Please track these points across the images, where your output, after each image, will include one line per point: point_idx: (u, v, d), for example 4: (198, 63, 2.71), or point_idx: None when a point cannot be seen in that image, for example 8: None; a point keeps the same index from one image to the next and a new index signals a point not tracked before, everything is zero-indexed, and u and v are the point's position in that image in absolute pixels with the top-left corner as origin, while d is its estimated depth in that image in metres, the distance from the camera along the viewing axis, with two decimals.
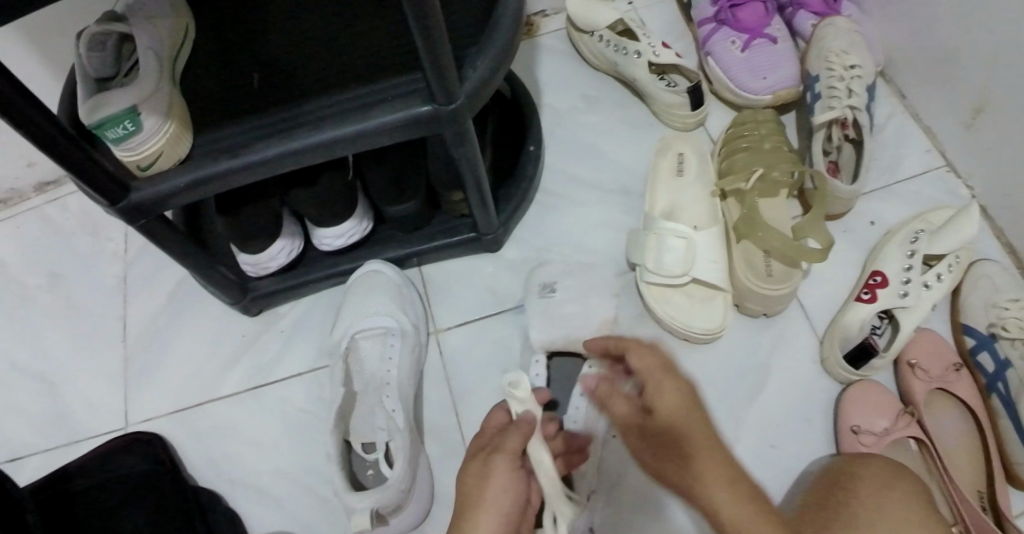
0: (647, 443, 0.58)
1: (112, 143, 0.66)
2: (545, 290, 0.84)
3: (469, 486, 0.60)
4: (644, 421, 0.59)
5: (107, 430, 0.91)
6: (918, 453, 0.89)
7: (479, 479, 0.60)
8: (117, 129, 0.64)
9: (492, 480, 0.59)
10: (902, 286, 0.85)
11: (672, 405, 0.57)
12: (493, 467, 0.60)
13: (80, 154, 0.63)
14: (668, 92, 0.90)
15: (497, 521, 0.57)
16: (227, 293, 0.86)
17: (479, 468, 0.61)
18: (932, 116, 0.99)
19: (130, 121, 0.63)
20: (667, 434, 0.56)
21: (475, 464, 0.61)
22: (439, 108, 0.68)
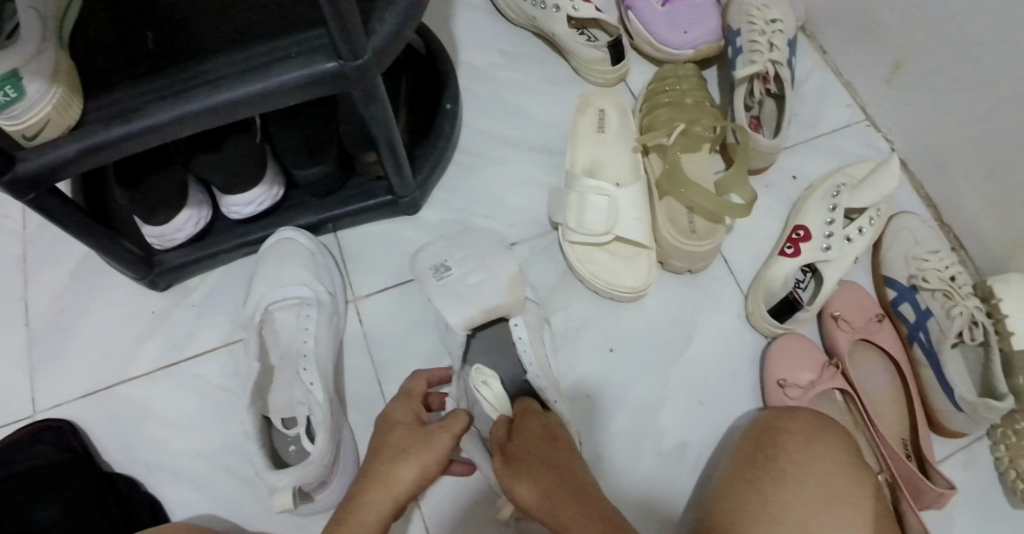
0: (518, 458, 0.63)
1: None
2: (439, 273, 0.79)
3: (402, 444, 0.66)
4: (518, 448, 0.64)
5: (10, 421, 0.85)
6: (843, 403, 0.90)
7: (416, 440, 0.66)
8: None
9: (423, 444, 0.65)
10: (825, 240, 0.86)
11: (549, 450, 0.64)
12: (428, 436, 0.65)
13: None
14: (587, 47, 0.88)
15: (416, 470, 0.63)
16: (132, 268, 0.81)
17: (402, 438, 0.66)
18: (852, 71, 1.00)
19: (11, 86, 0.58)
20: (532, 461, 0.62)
21: (401, 433, 0.67)
22: (343, 65, 0.64)
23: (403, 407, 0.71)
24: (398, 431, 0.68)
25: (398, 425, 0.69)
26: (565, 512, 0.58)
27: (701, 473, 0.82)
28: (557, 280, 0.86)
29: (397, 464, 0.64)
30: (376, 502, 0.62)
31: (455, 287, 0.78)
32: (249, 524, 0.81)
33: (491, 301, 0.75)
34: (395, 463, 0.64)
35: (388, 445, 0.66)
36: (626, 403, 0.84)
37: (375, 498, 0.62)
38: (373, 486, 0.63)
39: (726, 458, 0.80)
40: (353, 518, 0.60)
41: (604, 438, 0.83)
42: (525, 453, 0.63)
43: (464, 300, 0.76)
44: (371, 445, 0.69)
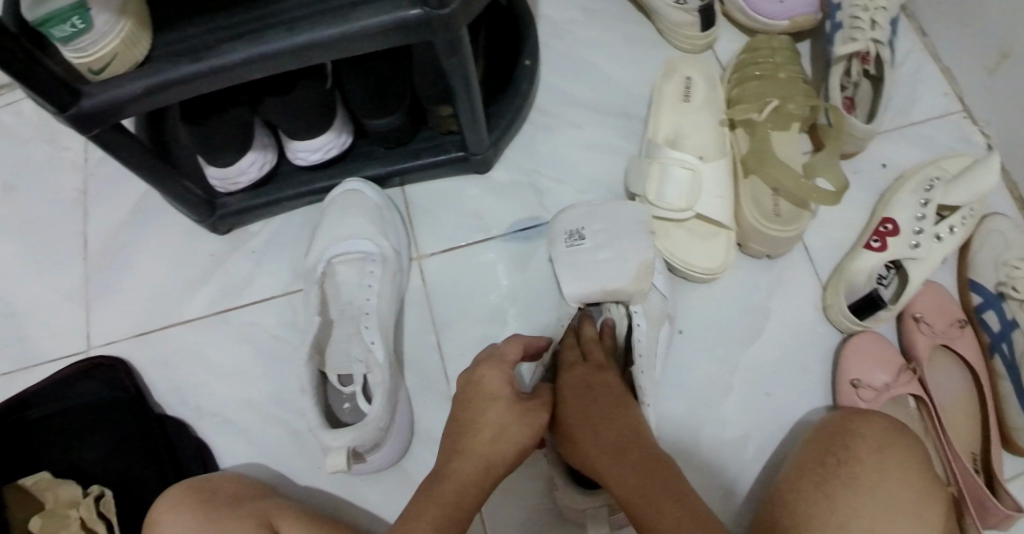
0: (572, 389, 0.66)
1: (58, 41, 0.58)
2: (572, 239, 0.77)
3: (496, 420, 0.62)
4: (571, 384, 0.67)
5: (65, 356, 0.85)
6: (915, 410, 0.84)
7: (519, 417, 0.62)
8: (64, 27, 0.57)
9: (521, 423, 0.62)
10: (914, 237, 0.80)
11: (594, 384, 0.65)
12: (523, 415, 0.62)
13: (18, 54, 0.55)
14: (676, 9, 0.83)
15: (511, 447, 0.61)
16: (193, 209, 0.79)
17: (495, 413, 0.62)
18: (954, 56, 0.92)
19: (78, 17, 0.56)
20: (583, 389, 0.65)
21: (495, 410, 0.62)
22: (429, 12, 0.60)
23: (497, 375, 0.65)
24: (493, 405, 0.63)
25: (490, 395, 0.64)
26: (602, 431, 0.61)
27: (763, 467, 0.78)
28: None
29: (495, 447, 0.61)
30: (466, 479, 0.59)
31: (581, 260, 0.76)
32: (296, 477, 0.80)
33: (611, 284, 0.73)
34: (494, 442, 0.61)
35: (482, 419, 0.62)
36: (689, 389, 0.80)
37: (467, 473, 0.59)
38: (469, 461, 0.60)
39: (790, 456, 0.76)
40: (444, 491, 0.58)
41: (663, 421, 0.80)
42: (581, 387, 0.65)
43: (587, 277, 0.75)
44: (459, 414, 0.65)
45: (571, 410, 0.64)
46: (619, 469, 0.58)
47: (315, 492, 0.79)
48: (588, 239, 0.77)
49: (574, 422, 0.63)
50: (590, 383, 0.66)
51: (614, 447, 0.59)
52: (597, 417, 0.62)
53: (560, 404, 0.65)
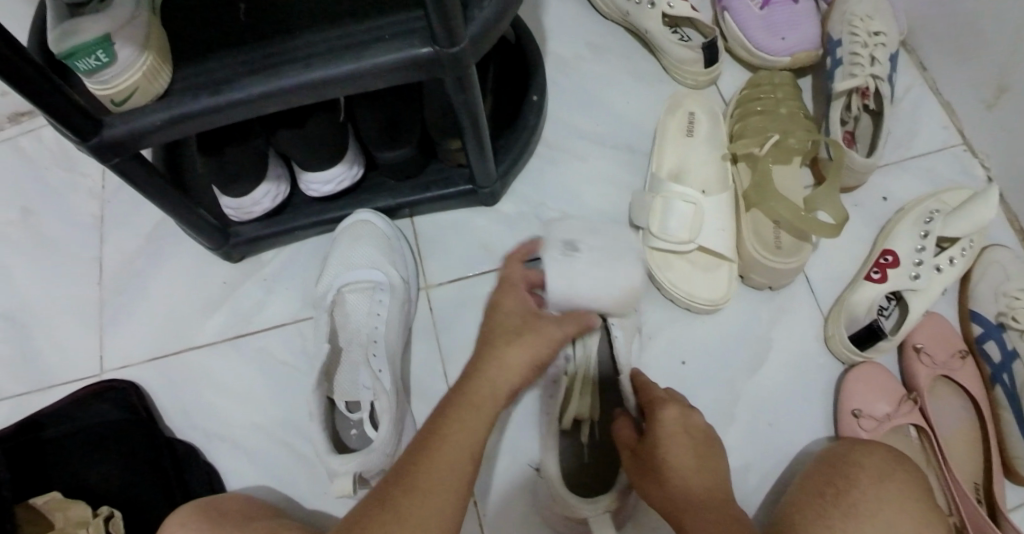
0: (676, 438, 0.64)
1: (84, 74, 0.61)
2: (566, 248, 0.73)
3: (511, 332, 0.62)
4: (673, 418, 0.65)
5: (78, 377, 0.87)
6: (917, 439, 0.84)
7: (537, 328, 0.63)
8: (88, 60, 0.60)
9: (532, 346, 0.61)
10: (913, 269, 0.81)
11: (689, 440, 0.64)
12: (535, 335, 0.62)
13: (40, 83, 0.58)
14: (681, 47, 0.86)
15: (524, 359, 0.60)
16: (207, 238, 0.81)
17: (509, 336, 0.62)
18: (953, 90, 0.93)
19: (103, 52, 0.59)
20: (695, 436, 0.65)
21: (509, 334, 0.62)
22: (439, 51, 0.62)
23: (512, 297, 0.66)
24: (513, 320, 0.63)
25: (506, 310, 0.65)
26: (695, 483, 0.61)
27: (765, 495, 0.79)
28: None
29: (506, 373, 0.59)
30: (482, 389, 0.58)
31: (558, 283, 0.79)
32: (304, 502, 0.81)
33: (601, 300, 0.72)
34: (517, 349, 0.61)
35: (496, 330, 0.63)
36: None
37: (482, 390, 0.58)
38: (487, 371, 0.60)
39: (793, 485, 0.76)
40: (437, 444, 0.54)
41: None
42: (689, 429, 0.65)
43: None
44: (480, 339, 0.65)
45: (665, 442, 0.64)
46: (698, 516, 0.58)
47: (322, 517, 0.80)
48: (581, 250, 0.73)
49: (665, 462, 0.63)
50: (686, 429, 0.65)
51: (696, 500, 0.59)
52: (688, 466, 0.62)
53: (655, 436, 0.65)
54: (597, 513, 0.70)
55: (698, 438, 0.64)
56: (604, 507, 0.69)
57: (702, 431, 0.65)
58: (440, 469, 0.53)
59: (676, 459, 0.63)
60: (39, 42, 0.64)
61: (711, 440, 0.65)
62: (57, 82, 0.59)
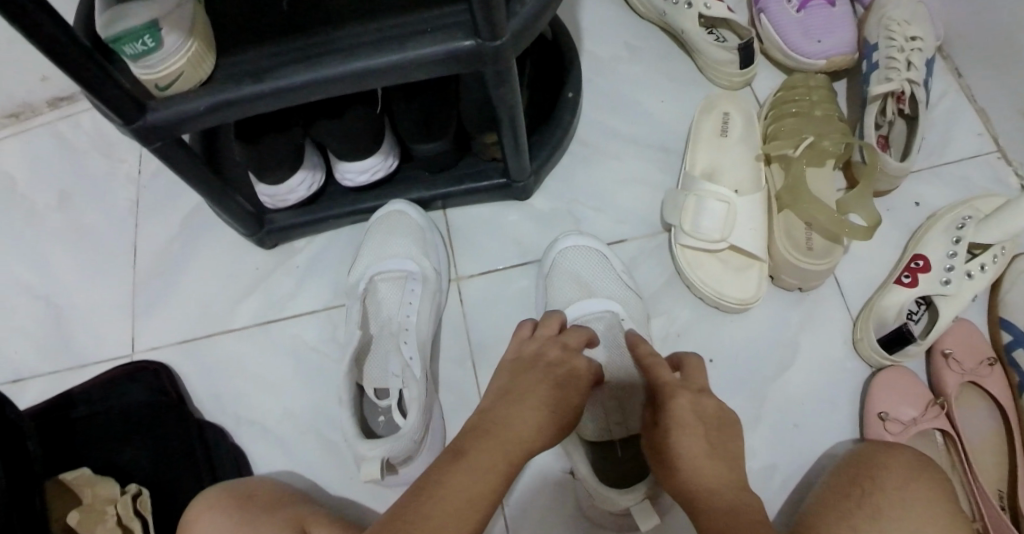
0: (696, 427, 0.58)
1: (130, 59, 0.62)
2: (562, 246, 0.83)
3: (531, 382, 0.61)
4: (690, 404, 0.60)
5: (112, 358, 0.89)
6: (942, 445, 0.84)
7: (562, 408, 0.60)
8: (135, 45, 0.61)
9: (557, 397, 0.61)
10: (944, 274, 0.81)
11: (705, 428, 0.58)
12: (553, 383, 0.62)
13: (90, 68, 0.59)
14: (717, 47, 0.86)
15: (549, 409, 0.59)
16: (243, 224, 0.82)
17: (529, 382, 0.61)
18: (989, 98, 0.92)
19: (149, 36, 0.60)
20: (715, 425, 0.59)
21: (534, 379, 0.62)
22: (480, 44, 0.63)
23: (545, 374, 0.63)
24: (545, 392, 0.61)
25: (550, 372, 0.63)
26: (719, 477, 0.55)
27: (789, 496, 0.79)
28: (660, 281, 0.84)
29: (536, 420, 0.58)
30: (508, 447, 0.55)
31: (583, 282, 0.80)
32: (329, 488, 0.82)
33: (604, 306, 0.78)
34: (541, 417, 0.58)
35: (537, 387, 0.61)
36: None
37: (513, 426, 0.57)
38: (512, 428, 0.56)
39: (817, 485, 0.77)
40: (432, 497, 0.50)
41: None
42: (709, 418, 0.59)
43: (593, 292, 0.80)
44: (500, 384, 0.63)
45: (682, 437, 0.58)
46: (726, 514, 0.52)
47: (347, 503, 0.81)
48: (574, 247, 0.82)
49: (688, 454, 0.56)
50: (701, 416, 0.59)
51: (713, 491, 0.54)
52: (708, 460, 0.56)
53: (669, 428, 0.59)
54: (636, 501, 0.68)
55: (717, 426, 0.59)
56: (642, 495, 0.68)
57: (714, 416, 0.60)
58: (453, 497, 0.50)
59: (690, 452, 0.56)
60: (86, 23, 0.65)
61: (730, 431, 0.59)
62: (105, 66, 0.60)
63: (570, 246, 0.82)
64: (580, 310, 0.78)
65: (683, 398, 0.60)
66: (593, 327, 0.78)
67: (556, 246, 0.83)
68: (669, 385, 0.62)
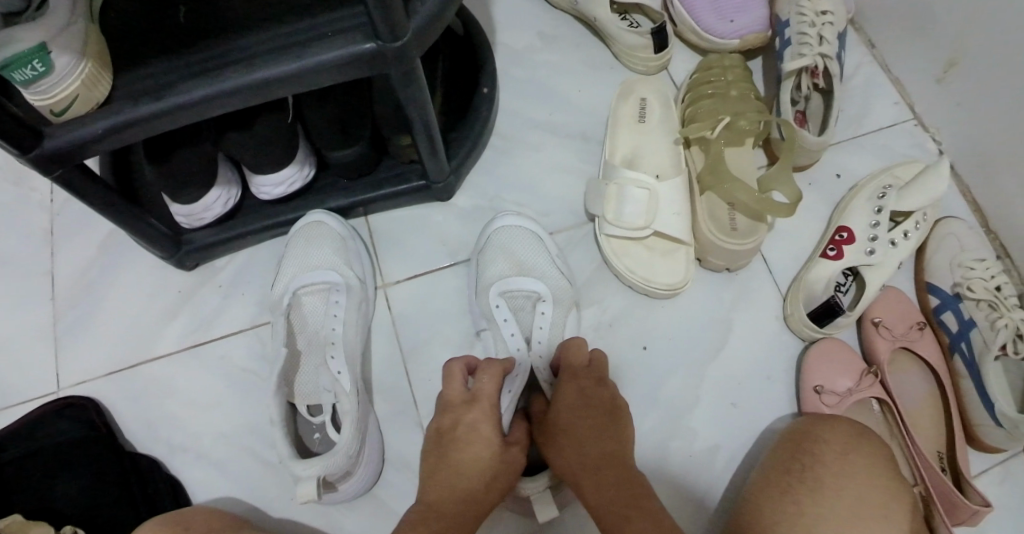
0: (585, 401, 0.68)
1: (20, 85, 0.59)
2: (488, 228, 0.82)
3: (463, 461, 0.65)
4: (583, 386, 0.69)
5: (35, 396, 0.85)
6: (880, 412, 0.85)
7: (505, 461, 0.66)
8: (25, 70, 0.57)
9: (490, 473, 0.64)
10: (869, 244, 0.82)
11: (596, 404, 0.68)
12: (480, 454, 0.65)
13: None
14: (630, 32, 0.86)
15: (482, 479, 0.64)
16: (159, 246, 0.79)
17: (457, 456, 0.65)
18: (902, 66, 0.94)
19: (40, 60, 0.57)
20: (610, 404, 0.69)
21: (462, 455, 0.65)
22: (382, 46, 0.61)
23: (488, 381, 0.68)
24: (481, 450, 0.65)
25: (474, 435, 0.66)
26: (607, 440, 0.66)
27: (733, 476, 0.80)
28: (591, 271, 0.84)
29: (484, 493, 0.63)
30: (462, 515, 0.61)
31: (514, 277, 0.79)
32: (270, 508, 0.80)
33: (535, 289, 0.79)
34: (481, 484, 0.64)
35: (468, 457, 0.65)
36: (658, 403, 0.81)
37: (461, 508, 0.62)
38: (450, 504, 0.62)
39: (758, 464, 0.77)
40: None
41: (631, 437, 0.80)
42: (597, 398, 0.68)
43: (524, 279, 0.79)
44: (432, 456, 0.66)
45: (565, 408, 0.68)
46: (602, 475, 0.63)
47: (290, 523, 0.79)
48: (504, 227, 0.82)
49: (574, 421, 0.67)
50: (589, 395, 0.68)
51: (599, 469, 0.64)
52: (597, 428, 0.67)
53: (558, 405, 0.68)
54: (540, 490, 0.70)
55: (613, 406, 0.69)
56: (544, 485, 0.70)
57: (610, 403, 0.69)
58: None
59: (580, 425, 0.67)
60: None
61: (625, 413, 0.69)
62: None
63: (508, 227, 0.81)
64: (511, 285, 0.78)
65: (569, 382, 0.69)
66: (521, 305, 0.81)
67: (492, 225, 0.82)
68: (575, 372, 0.70)
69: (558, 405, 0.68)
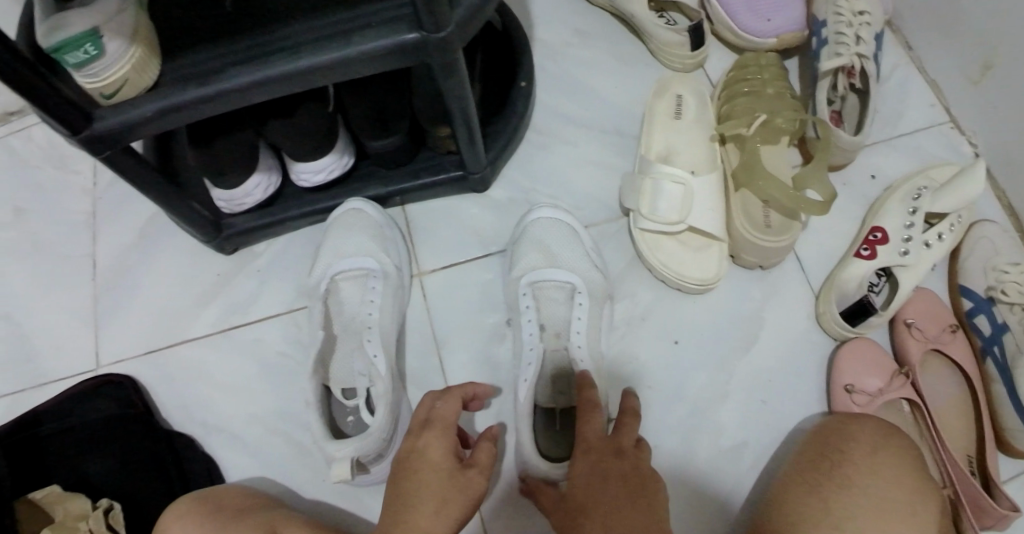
0: (602, 473, 0.61)
1: (72, 67, 0.61)
2: (523, 220, 0.83)
3: (412, 488, 0.60)
4: (603, 459, 0.62)
5: (75, 374, 0.87)
6: (909, 414, 0.84)
7: (458, 487, 0.60)
8: (77, 53, 0.59)
9: (441, 499, 0.59)
10: (903, 245, 0.82)
11: (618, 475, 0.60)
12: (429, 481, 0.60)
13: (35, 80, 0.58)
14: (666, 29, 0.86)
15: (430, 508, 0.58)
16: (200, 230, 0.81)
17: (410, 483, 0.60)
18: (938, 68, 0.94)
19: (92, 45, 0.58)
20: (633, 475, 0.61)
21: (411, 483, 0.60)
22: (426, 36, 0.62)
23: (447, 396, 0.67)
24: (433, 478, 0.60)
25: (429, 464, 0.61)
26: (631, 508, 0.57)
27: (761, 472, 0.80)
28: (623, 266, 0.85)
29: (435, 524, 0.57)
30: None
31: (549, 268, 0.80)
32: (303, 490, 0.81)
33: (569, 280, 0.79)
34: (429, 515, 0.58)
35: (421, 486, 0.60)
36: (688, 398, 0.82)
37: None
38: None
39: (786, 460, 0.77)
40: None
41: (658, 431, 0.81)
42: (619, 471, 0.61)
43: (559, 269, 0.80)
44: (392, 490, 0.61)
45: (582, 481, 0.61)
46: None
47: (320, 505, 0.81)
48: (539, 219, 0.82)
49: (591, 498, 0.59)
50: (611, 467, 0.61)
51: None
52: (619, 497, 0.58)
53: (577, 486, 0.61)
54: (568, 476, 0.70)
55: (635, 478, 0.60)
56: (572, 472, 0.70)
57: (635, 473, 0.61)
58: None
59: (606, 502, 0.58)
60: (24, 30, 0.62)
61: (652, 483, 0.61)
62: (49, 77, 0.59)
63: (544, 218, 0.82)
64: (543, 277, 0.79)
65: (586, 452, 0.63)
66: (553, 295, 0.81)
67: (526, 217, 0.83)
68: (588, 444, 0.64)
69: (578, 482, 0.61)
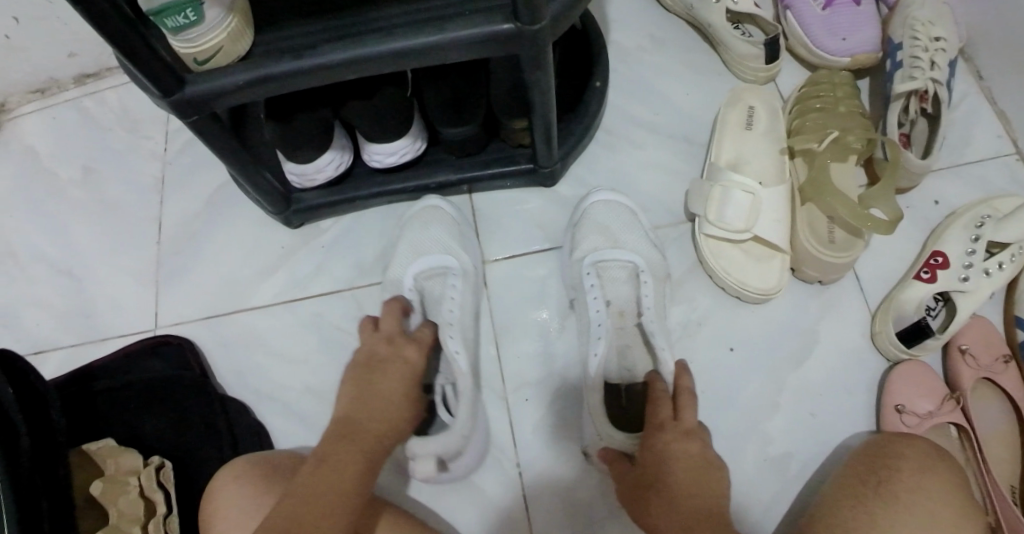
0: (670, 455, 0.63)
1: (170, 31, 0.62)
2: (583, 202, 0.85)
3: (375, 384, 0.68)
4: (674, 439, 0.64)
5: (135, 332, 0.90)
6: (957, 440, 0.84)
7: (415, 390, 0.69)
8: (178, 17, 0.60)
9: (400, 394, 0.68)
10: (963, 271, 0.82)
11: (687, 459, 0.62)
12: (388, 381, 0.68)
13: (134, 39, 0.59)
14: (742, 41, 0.87)
15: (395, 404, 0.67)
16: (272, 203, 0.83)
17: (377, 381, 0.68)
18: (1009, 100, 0.93)
19: (194, 11, 0.59)
20: (698, 459, 0.63)
21: (378, 381, 0.68)
22: (520, 27, 0.63)
23: (415, 350, 0.72)
24: (394, 379, 0.69)
25: (392, 365, 0.69)
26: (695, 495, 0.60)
27: (805, 484, 0.80)
28: (682, 270, 0.85)
29: (392, 418, 0.67)
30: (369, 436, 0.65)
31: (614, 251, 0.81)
32: None
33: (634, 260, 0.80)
34: (390, 406, 0.67)
35: (381, 381, 0.68)
36: (737, 406, 0.82)
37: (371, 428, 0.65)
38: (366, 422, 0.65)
39: (833, 473, 0.77)
40: (322, 479, 0.60)
41: None
42: (686, 455, 0.62)
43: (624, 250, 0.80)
44: (351, 383, 0.69)
45: (652, 462, 0.63)
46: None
47: None
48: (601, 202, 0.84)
49: (662, 482, 0.61)
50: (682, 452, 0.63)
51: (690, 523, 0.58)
52: (684, 484, 0.61)
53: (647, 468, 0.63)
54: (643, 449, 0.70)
55: (701, 463, 0.62)
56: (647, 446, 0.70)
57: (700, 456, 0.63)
58: (329, 485, 0.60)
59: (676, 486, 0.61)
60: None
61: (717, 469, 0.63)
62: (146, 36, 0.60)
63: (602, 203, 0.84)
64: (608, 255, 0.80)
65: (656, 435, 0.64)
66: (615, 274, 0.81)
67: (588, 199, 0.85)
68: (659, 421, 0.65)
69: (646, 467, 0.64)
